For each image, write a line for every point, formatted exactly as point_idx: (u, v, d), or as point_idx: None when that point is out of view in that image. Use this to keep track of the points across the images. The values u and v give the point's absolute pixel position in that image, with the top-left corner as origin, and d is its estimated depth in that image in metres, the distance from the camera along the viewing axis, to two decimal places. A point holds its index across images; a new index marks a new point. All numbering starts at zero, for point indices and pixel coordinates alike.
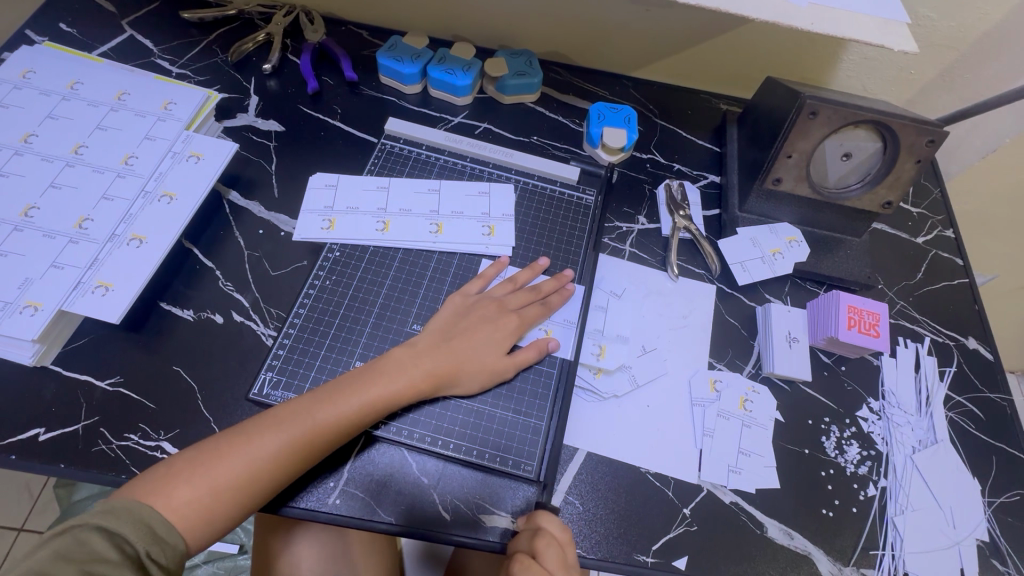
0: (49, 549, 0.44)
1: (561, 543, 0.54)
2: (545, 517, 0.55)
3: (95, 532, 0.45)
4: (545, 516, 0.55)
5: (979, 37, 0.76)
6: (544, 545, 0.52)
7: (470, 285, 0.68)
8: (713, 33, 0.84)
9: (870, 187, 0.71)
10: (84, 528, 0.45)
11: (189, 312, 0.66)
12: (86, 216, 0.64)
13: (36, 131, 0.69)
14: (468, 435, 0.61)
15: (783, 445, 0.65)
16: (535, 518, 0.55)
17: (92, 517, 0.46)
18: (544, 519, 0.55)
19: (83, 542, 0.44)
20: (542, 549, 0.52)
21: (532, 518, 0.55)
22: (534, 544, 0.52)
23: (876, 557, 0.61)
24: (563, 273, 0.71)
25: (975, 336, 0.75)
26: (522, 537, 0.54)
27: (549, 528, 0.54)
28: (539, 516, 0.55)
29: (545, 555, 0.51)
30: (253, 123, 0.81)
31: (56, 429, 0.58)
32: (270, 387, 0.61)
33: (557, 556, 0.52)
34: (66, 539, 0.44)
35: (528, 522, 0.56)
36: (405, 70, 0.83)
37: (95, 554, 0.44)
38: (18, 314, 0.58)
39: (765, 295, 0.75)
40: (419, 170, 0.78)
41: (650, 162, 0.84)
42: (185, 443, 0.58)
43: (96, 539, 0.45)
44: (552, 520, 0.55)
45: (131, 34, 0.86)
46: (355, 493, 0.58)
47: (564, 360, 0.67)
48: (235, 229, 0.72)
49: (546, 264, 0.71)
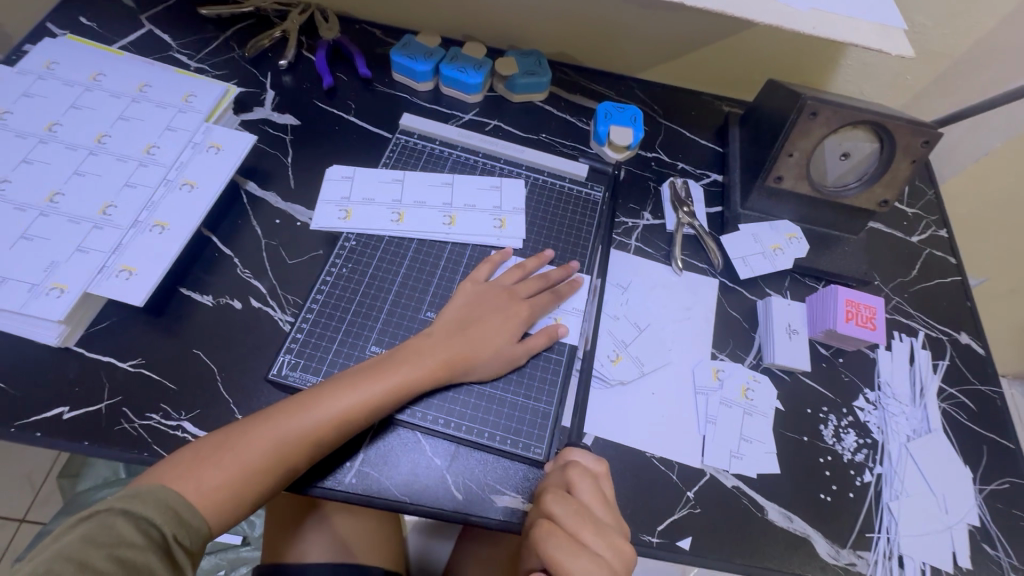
0: (77, 533, 0.45)
1: (594, 474, 0.56)
2: (576, 452, 0.59)
3: (121, 516, 0.47)
4: (574, 451, 0.59)
5: (972, 45, 0.80)
6: (578, 474, 0.55)
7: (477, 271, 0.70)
8: (717, 37, 0.87)
9: (867, 185, 0.74)
10: (110, 513, 0.47)
11: (208, 297, 0.67)
12: (109, 203, 0.66)
13: (60, 120, 0.70)
14: (479, 418, 0.63)
15: (783, 433, 0.67)
16: (565, 455, 0.59)
17: (116, 503, 0.47)
18: (574, 455, 0.58)
19: (110, 526, 0.46)
20: (577, 478, 0.54)
21: (561, 456, 0.59)
22: (568, 475, 0.55)
23: (871, 539, 0.63)
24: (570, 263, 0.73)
25: (968, 331, 0.78)
26: (554, 474, 0.57)
27: (581, 460, 0.57)
28: (568, 453, 0.59)
29: (580, 484, 0.54)
30: (270, 116, 0.83)
31: (80, 408, 0.59)
32: (288, 369, 0.63)
33: (591, 485, 0.54)
34: (91, 524, 0.46)
35: (558, 461, 0.59)
36: (418, 68, 0.85)
37: (121, 538, 0.46)
38: (44, 296, 0.59)
39: (766, 289, 0.78)
40: (433, 164, 0.80)
41: (654, 161, 0.87)
42: (205, 423, 0.60)
43: (121, 523, 0.46)
44: (583, 455, 0.58)
45: (149, 29, 0.88)
46: (371, 474, 0.60)
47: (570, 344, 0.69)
48: (253, 218, 0.74)
49: (553, 255, 0.73)
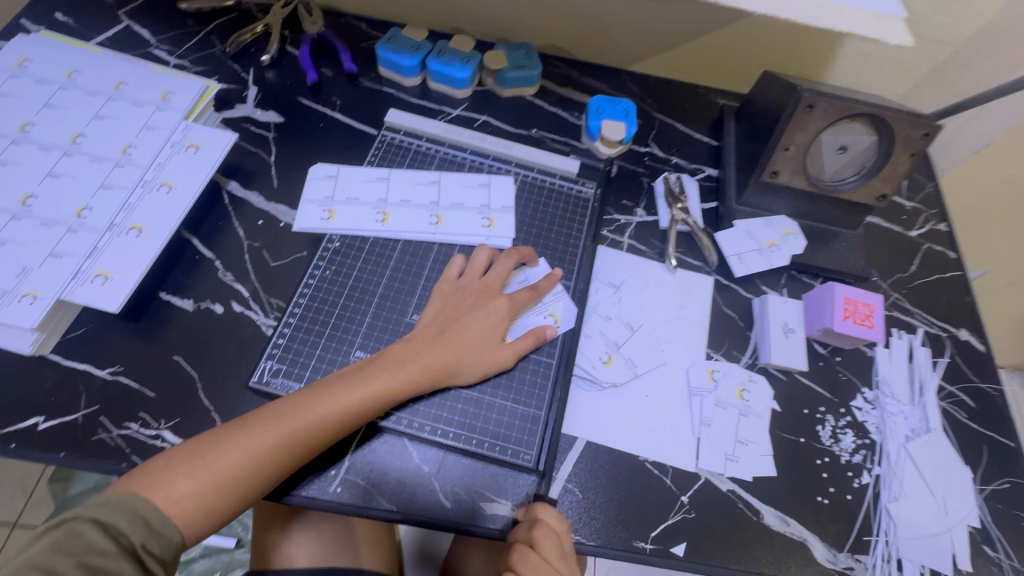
0: (45, 542, 0.44)
1: (559, 533, 0.55)
2: (545, 509, 0.56)
3: (90, 525, 0.45)
4: (543, 507, 0.56)
5: (972, 34, 0.77)
6: (542, 538, 0.53)
7: (449, 267, 0.68)
8: (711, 27, 0.84)
9: (865, 179, 0.72)
10: (79, 521, 0.45)
11: (189, 301, 0.66)
12: (84, 205, 0.64)
13: (34, 120, 0.68)
14: (468, 425, 0.61)
15: (780, 434, 0.66)
16: (534, 509, 0.56)
17: (86, 510, 0.46)
18: (542, 512, 0.55)
19: (78, 535, 0.44)
20: (540, 540, 0.53)
21: (530, 510, 0.56)
22: (532, 535, 0.53)
23: (869, 542, 0.62)
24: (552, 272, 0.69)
25: (968, 327, 0.76)
26: (520, 528, 0.55)
27: (548, 521, 0.55)
28: (538, 508, 0.56)
29: (542, 548, 0.53)
30: (252, 114, 0.80)
31: (56, 417, 0.58)
32: (271, 375, 0.61)
33: (553, 545, 0.53)
34: (59, 533, 0.44)
35: (527, 513, 0.56)
36: (405, 62, 0.83)
37: (91, 546, 0.44)
38: (17, 303, 0.58)
39: (762, 287, 0.76)
40: (420, 162, 0.78)
41: (648, 156, 0.85)
42: (186, 431, 0.58)
43: (91, 533, 0.45)
44: (550, 511, 0.56)
45: (127, 24, 0.86)
46: (357, 482, 0.58)
47: (567, 331, 0.68)
48: (234, 219, 0.72)
49: (530, 254, 0.70)
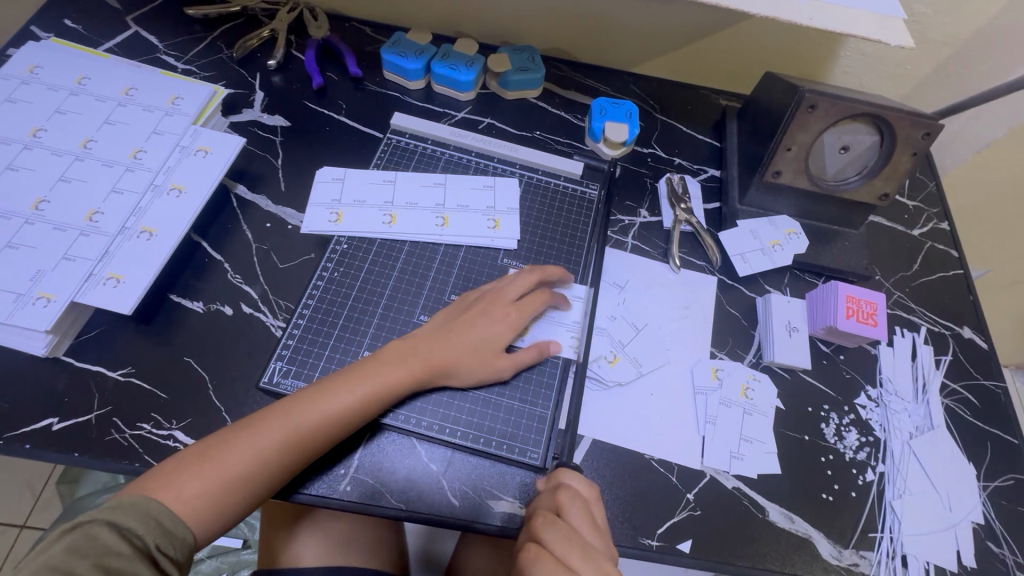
0: (61, 545, 0.45)
1: (585, 499, 0.55)
2: (568, 474, 0.57)
3: (105, 527, 0.46)
4: (566, 472, 0.57)
5: (973, 34, 0.78)
6: (568, 500, 0.53)
7: (481, 285, 0.69)
8: (713, 29, 0.85)
9: (867, 179, 0.73)
10: (94, 524, 0.46)
11: (199, 303, 0.66)
12: (96, 209, 0.65)
13: (45, 126, 0.69)
14: (474, 423, 0.62)
15: (784, 432, 0.66)
16: (556, 475, 0.57)
17: (100, 513, 0.47)
18: (566, 476, 0.57)
19: (94, 537, 0.45)
20: (567, 502, 0.53)
21: (552, 476, 0.57)
22: (558, 499, 0.54)
23: (874, 539, 0.62)
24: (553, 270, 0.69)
25: (971, 326, 0.77)
26: (544, 496, 0.56)
27: (572, 484, 0.56)
28: (560, 473, 0.57)
29: (570, 509, 0.53)
30: (259, 118, 0.81)
31: (69, 418, 0.58)
32: (280, 376, 0.62)
33: (581, 511, 0.53)
34: (76, 536, 0.45)
35: (550, 481, 0.57)
36: (410, 66, 0.84)
37: (106, 548, 0.45)
38: (31, 306, 0.58)
39: (765, 286, 0.77)
40: (425, 164, 0.79)
41: (650, 157, 0.86)
42: (197, 432, 0.59)
43: (106, 534, 0.46)
44: (574, 476, 0.57)
45: (135, 30, 0.87)
46: (366, 481, 0.59)
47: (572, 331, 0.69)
48: (243, 222, 0.72)
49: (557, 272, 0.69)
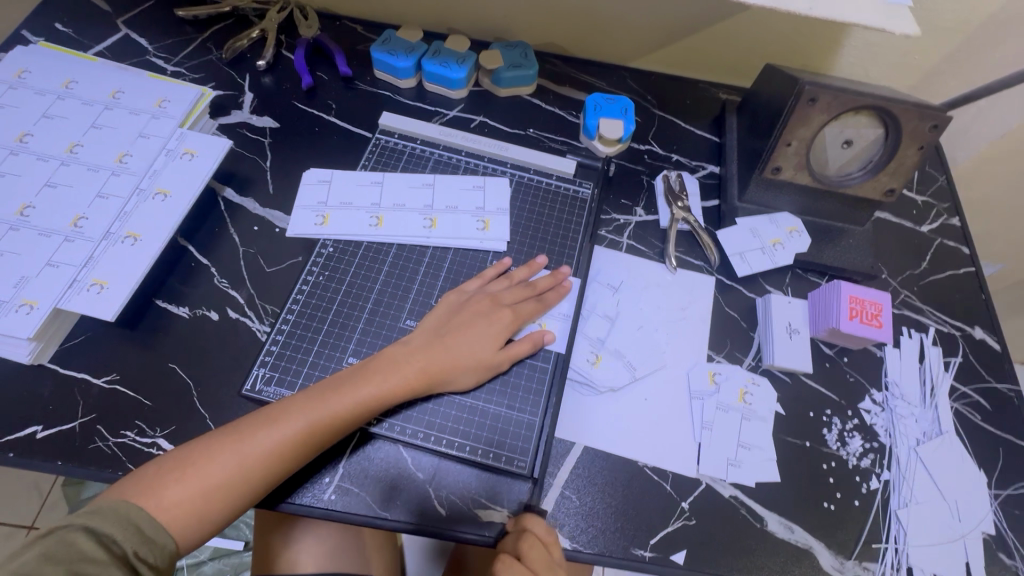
0: (35, 551, 0.43)
1: (548, 543, 0.54)
2: (531, 518, 0.56)
3: (81, 532, 0.45)
4: (530, 517, 0.56)
5: (984, 21, 0.75)
6: (528, 547, 0.53)
7: (466, 283, 0.68)
8: (711, 21, 0.82)
9: (871, 174, 0.70)
10: (69, 529, 0.44)
11: (185, 309, 0.66)
12: (81, 214, 0.64)
13: (32, 131, 0.69)
14: (462, 431, 0.60)
15: (783, 438, 0.64)
16: (521, 520, 0.56)
17: (76, 518, 0.45)
18: (530, 521, 0.55)
19: (70, 543, 0.44)
20: (526, 551, 0.53)
21: (519, 520, 0.56)
22: (517, 545, 0.53)
23: (878, 550, 0.60)
24: (535, 260, 0.70)
25: (982, 326, 0.74)
26: (508, 539, 0.55)
27: (535, 530, 0.55)
28: (525, 518, 0.56)
29: (529, 557, 0.53)
30: (248, 119, 0.80)
31: (54, 426, 0.58)
32: (263, 383, 0.61)
33: (541, 556, 0.53)
34: (49, 542, 0.43)
35: (515, 524, 0.56)
36: (400, 64, 0.82)
37: (83, 555, 0.43)
38: (13, 313, 0.58)
39: (765, 286, 0.74)
40: (414, 164, 0.77)
41: (647, 153, 0.83)
42: (180, 440, 0.58)
43: (82, 540, 0.44)
44: (538, 520, 0.55)
45: (125, 33, 0.86)
46: (350, 489, 0.58)
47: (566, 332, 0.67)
48: (230, 225, 0.72)
49: (545, 262, 0.70)
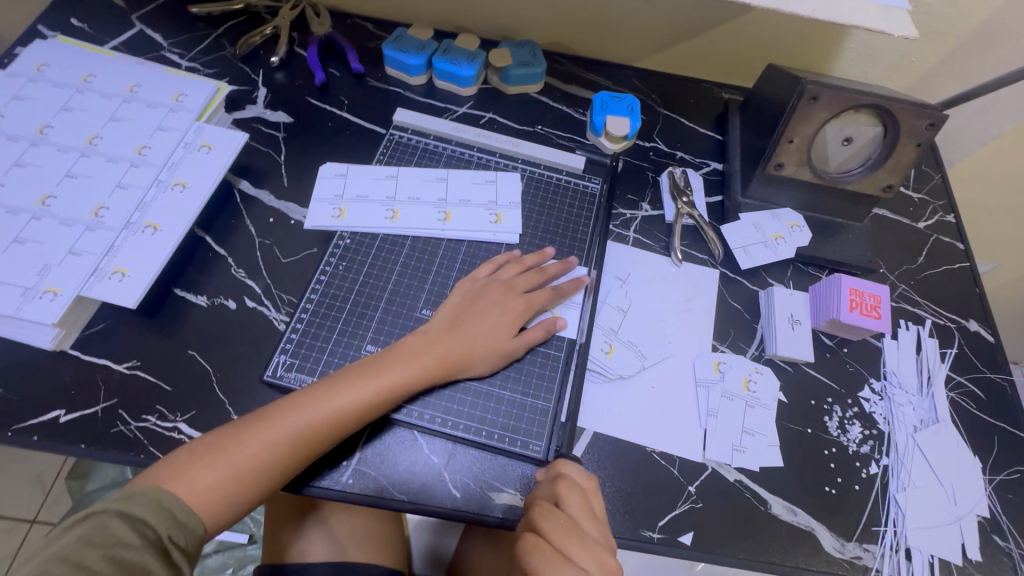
0: (74, 534, 0.46)
1: (584, 489, 0.55)
2: (566, 465, 0.57)
3: (116, 517, 0.47)
4: (565, 463, 0.57)
5: (978, 25, 0.77)
6: (566, 490, 0.54)
7: (476, 270, 0.69)
8: (715, 22, 0.85)
9: (870, 171, 0.72)
10: (105, 515, 0.47)
11: (203, 297, 0.67)
12: (102, 204, 0.66)
13: (52, 123, 0.70)
14: (478, 417, 0.62)
15: (786, 424, 0.66)
16: (555, 466, 0.57)
17: (112, 504, 0.48)
18: (565, 467, 0.57)
19: (105, 527, 0.46)
20: (565, 492, 0.54)
21: (552, 467, 0.58)
22: (556, 490, 0.54)
23: (878, 532, 0.62)
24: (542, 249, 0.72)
25: (977, 319, 0.76)
26: (543, 487, 0.57)
27: (571, 474, 0.56)
28: (559, 465, 0.57)
29: (568, 499, 0.53)
30: (262, 114, 0.82)
31: (76, 410, 0.59)
32: (284, 369, 0.63)
33: (580, 499, 0.54)
34: (88, 526, 0.46)
35: (549, 472, 0.58)
36: (411, 62, 0.84)
37: (117, 538, 0.46)
38: (38, 299, 0.59)
39: (768, 279, 0.76)
40: (427, 159, 0.79)
41: (653, 150, 0.85)
42: (200, 424, 0.60)
43: (118, 524, 0.46)
44: (573, 467, 0.57)
45: (140, 28, 0.88)
46: (369, 473, 0.59)
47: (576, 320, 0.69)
48: (246, 217, 0.73)
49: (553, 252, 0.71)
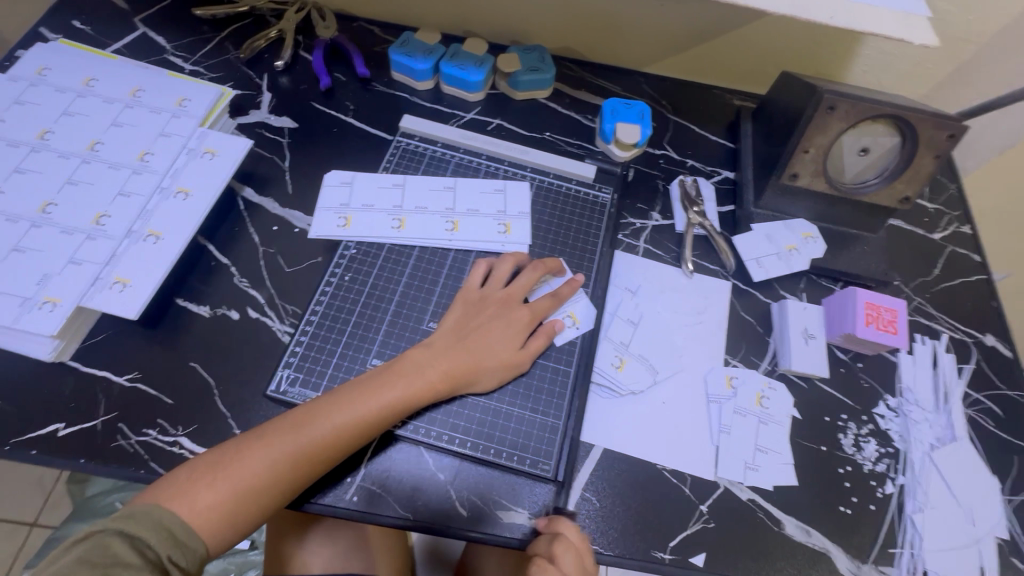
0: (73, 554, 0.45)
1: (579, 550, 0.54)
2: (564, 522, 0.56)
3: (117, 537, 0.46)
4: (563, 521, 0.56)
5: (997, 33, 0.76)
6: (562, 551, 0.53)
7: (470, 280, 0.67)
8: (727, 28, 0.83)
9: (887, 182, 0.71)
10: (105, 534, 0.46)
11: (205, 308, 0.66)
12: (103, 212, 0.64)
13: (53, 128, 0.69)
14: (485, 434, 0.61)
15: (800, 442, 0.65)
16: (554, 523, 0.56)
17: (112, 523, 0.46)
18: (562, 525, 0.55)
19: (105, 547, 0.45)
20: (560, 553, 0.53)
21: (550, 522, 0.56)
22: (552, 549, 0.53)
23: (895, 554, 0.60)
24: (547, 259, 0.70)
25: (994, 333, 0.75)
26: (540, 542, 0.55)
27: (568, 535, 0.54)
28: (557, 522, 0.56)
29: (562, 561, 0.52)
30: (267, 119, 0.81)
31: (76, 424, 0.58)
32: (288, 384, 0.61)
33: (574, 561, 0.52)
34: (89, 546, 0.45)
35: (547, 526, 0.56)
36: (418, 67, 0.83)
37: (117, 558, 0.44)
38: (36, 310, 0.58)
39: (780, 292, 0.75)
40: (434, 167, 0.78)
41: (663, 158, 0.84)
42: (202, 439, 0.58)
43: (118, 544, 0.45)
44: (571, 526, 0.55)
45: (143, 31, 0.86)
46: (373, 490, 0.58)
47: (585, 331, 0.68)
48: (250, 225, 0.72)
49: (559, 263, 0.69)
